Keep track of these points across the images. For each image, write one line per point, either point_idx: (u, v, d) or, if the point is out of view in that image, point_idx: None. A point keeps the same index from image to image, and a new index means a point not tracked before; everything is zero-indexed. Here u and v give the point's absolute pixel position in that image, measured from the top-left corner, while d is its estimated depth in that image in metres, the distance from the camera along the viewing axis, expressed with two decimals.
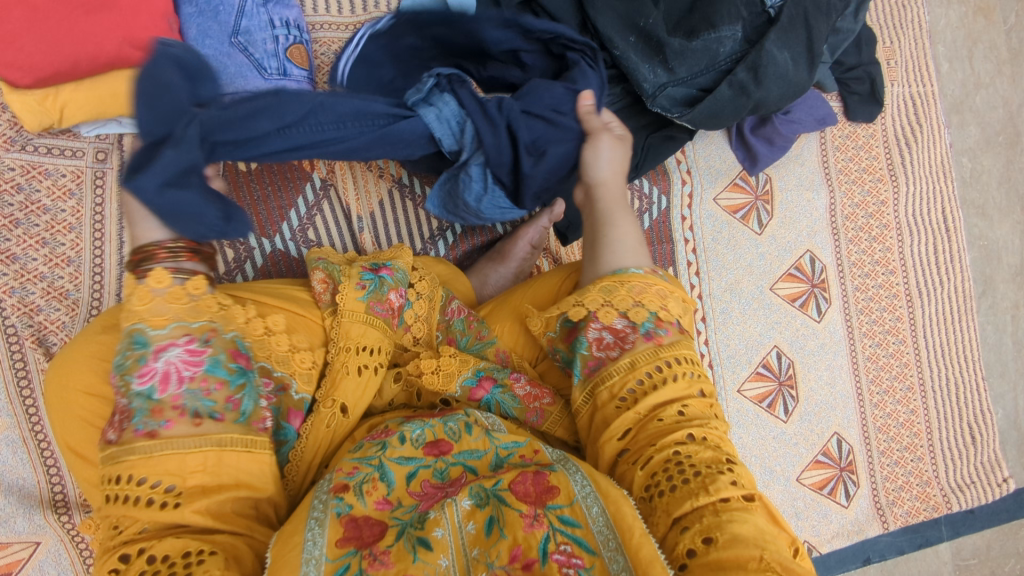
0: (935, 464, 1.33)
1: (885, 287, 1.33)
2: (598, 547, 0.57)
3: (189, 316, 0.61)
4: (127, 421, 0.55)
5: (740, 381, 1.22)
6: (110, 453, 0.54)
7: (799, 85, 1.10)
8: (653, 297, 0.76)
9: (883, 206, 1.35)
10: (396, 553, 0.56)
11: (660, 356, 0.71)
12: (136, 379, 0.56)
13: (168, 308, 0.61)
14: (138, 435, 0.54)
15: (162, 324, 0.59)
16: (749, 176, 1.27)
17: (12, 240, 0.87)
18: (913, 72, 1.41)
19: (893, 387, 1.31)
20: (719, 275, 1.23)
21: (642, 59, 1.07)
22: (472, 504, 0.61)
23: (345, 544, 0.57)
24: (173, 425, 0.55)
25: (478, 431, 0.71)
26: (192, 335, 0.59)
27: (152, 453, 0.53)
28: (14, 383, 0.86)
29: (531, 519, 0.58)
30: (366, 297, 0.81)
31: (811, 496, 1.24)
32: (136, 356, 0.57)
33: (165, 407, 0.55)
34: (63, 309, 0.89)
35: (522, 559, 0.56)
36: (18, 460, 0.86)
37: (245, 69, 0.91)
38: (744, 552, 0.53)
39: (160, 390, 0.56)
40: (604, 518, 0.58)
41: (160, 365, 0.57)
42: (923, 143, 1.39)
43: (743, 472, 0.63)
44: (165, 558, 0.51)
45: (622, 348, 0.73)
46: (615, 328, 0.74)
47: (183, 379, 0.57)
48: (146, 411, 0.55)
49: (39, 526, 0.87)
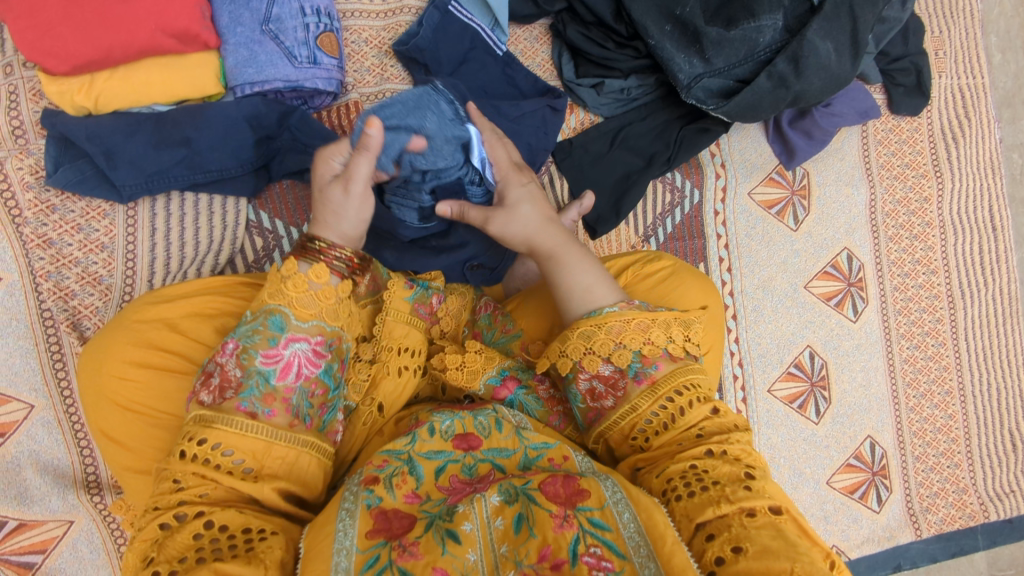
0: (972, 471, 1.29)
1: (926, 287, 1.28)
2: (628, 552, 0.55)
3: (327, 318, 0.68)
4: (235, 393, 0.62)
5: (770, 381, 1.19)
6: (202, 415, 0.61)
7: (842, 78, 1.06)
8: (635, 335, 0.73)
9: (927, 203, 1.30)
10: (425, 545, 0.56)
11: (661, 395, 0.69)
12: (262, 357, 0.63)
13: (315, 304, 0.67)
14: (240, 409, 0.61)
15: (305, 317, 0.66)
16: (786, 171, 1.23)
17: (49, 225, 0.89)
18: (963, 63, 1.35)
19: (931, 391, 1.27)
20: (752, 272, 1.20)
21: (678, 49, 1.05)
22: (501, 500, 0.60)
23: (375, 536, 0.57)
24: (272, 415, 0.62)
25: (509, 429, 0.71)
26: (324, 336, 0.67)
27: (246, 432, 0.60)
28: (50, 364, 0.88)
29: (561, 519, 0.57)
30: (412, 297, 0.84)
31: (842, 500, 1.21)
32: (268, 334, 0.65)
33: (277, 395, 0.63)
34: (96, 294, 0.90)
35: (552, 558, 0.54)
36: (53, 441, 0.88)
37: (276, 57, 0.92)
38: (774, 564, 0.51)
39: (279, 377, 0.63)
40: (635, 523, 0.57)
41: (287, 354, 0.64)
42: (970, 137, 1.34)
43: (766, 486, 0.61)
44: (222, 528, 0.55)
45: (616, 395, 0.72)
46: (604, 375, 0.73)
47: (300, 375, 0.65)
48: (258, 393, 0.62)
49: (72, 505, 0.88)
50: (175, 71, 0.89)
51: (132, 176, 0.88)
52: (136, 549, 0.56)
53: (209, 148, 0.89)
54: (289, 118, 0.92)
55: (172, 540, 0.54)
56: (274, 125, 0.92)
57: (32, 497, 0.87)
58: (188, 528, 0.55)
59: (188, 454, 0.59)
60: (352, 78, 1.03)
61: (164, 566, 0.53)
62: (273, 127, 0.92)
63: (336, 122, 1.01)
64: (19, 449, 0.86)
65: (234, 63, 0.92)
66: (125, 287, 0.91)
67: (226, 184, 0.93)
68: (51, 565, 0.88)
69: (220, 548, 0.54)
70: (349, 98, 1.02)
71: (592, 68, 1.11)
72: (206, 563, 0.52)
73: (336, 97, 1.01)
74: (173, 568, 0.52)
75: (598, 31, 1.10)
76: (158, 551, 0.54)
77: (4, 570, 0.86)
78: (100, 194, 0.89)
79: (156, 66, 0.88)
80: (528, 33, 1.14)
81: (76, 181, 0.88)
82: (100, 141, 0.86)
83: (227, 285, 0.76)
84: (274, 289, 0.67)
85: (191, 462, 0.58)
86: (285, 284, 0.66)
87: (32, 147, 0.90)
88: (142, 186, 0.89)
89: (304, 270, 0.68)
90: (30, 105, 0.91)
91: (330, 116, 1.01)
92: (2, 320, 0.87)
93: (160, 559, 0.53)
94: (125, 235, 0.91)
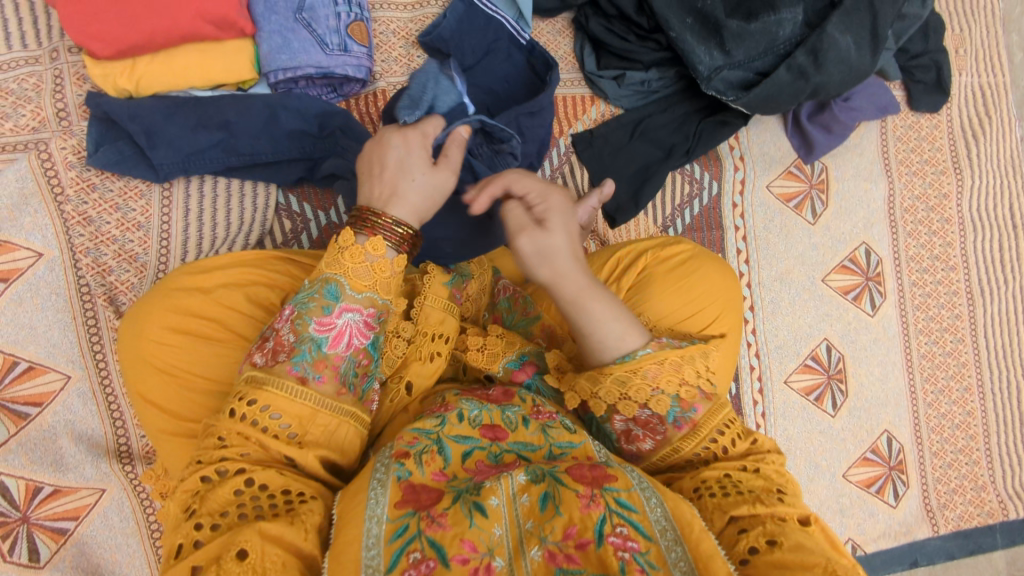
0: (991, 469, 1.28)
1: (944, 284, 1.29)
2: (654, 534, 0.55)
3: (380, 291, 0.69)
4: (288, 355, 0.64)
5: (787, 373, 1.19)
6: (256, 378, 0.62)
7: (862, 72, 1.07)
8: (671, 377, 0.70)
9: (946, 199, 1.30)
10: (453, 516, 0.56)
11: (703, 436, 0.68)
12: (315, 324, 0.65)
13: (370, 276, 0.69)
14: (291, 373, 0.63)
15: (360, 289, 0.68)
16: (804, 165, 1.25)
17: (89, 203, 0.93)
18: (984, 61, 1.35)
19: (950, 387, 1.27)
20: (769, 264, 1.21)
21: (698, 41, 1.07)
22: (527, 479, 0.60)
23: (403, 506, 0.57)
24: (322, 382, 0.64)
25: (536, 426, 0.70)
26: (375, 308, 0.69)
27: (295, 397, 0.62)
28: (86, 337, 0.91)
29: (588, 499, 0.57)
30: (451, 284, 0.86)
31: (858, 493, 1.21)
32: (323, 302, 0.66)
33: (327, 360, 0.65)
34: (132, 271, 0.94)
35: (578, 537, 0.55)
36: (88, 412, 0.91)
37: (308, 44, 0.95)
38: (807, 560, 0.52)
39: (330, 345, 0.65)
40: (661, 509, 0.58)
41: (340, 322, 0.66)
42: (990, 135, 1.34)
43: (794, 501, 0.61)
44: (263, 488, 0.57)
45: (655, 438, 0.69)
46: (641, 420, 0.70)
47: (350, 345, 0.67)
48: (310, 358, 0.64)
49: (105, 473, 0.91)
50: (212, 57, 0.93)
51: (168, 155, 0.92)
52: (177, 497, 0.58)
53: (247, 134, 0.94)
54: (329, 119, 0.94)
55: (213, 493, 0.56)
56: (309, 122, 0.95)
57: (68, 465, 0.89)
58: (229, 484, 0.56)
59: (239, 415, 0.60)
60: (380, 68, 1.06)
61: (207, 519, 0.54)
62: (307, 122, 0.95)
63: (363, 109, 1.04)
64: (56, 419, 0.89)
65: (269, 49, 0.95)
66: (159, 265, 0.95)
67: (259, 174, 0.97)
68: (84, 531, 0.90)
69: (261, 506, 0.55)
70: (377, 87, 1.05)
71: (613, 60, 1.14)
72: (250, 520, 0.53)
73: (364, 85, 1.04)
74: (216, 522, 0.54)
75: (621, 23, 1.12)
76: (200, 502, 0.56)
77: (38, 536, 0.88)
78: (138, 171, 0.93)
79: (194, 52, 0.92)
80: (551, 26, 1.17)
81: (115, 160, 0.92)
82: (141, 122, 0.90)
83: (263, 259, 0.79)
84: (334, 259, 0.68)
85: (240, 424, 0.60)
86: (342, 254, 0.68)
87: (75, 128, 0.94)
88: (179, 165, 0.93)
89: (362, 241, 0.69)
90: (73, 88, 0.96)
91: (358, 103, 1.04)
92: (42, 293, 0.90)
93: (202, 511, 0.55)
94: (160, 215, 0.95)
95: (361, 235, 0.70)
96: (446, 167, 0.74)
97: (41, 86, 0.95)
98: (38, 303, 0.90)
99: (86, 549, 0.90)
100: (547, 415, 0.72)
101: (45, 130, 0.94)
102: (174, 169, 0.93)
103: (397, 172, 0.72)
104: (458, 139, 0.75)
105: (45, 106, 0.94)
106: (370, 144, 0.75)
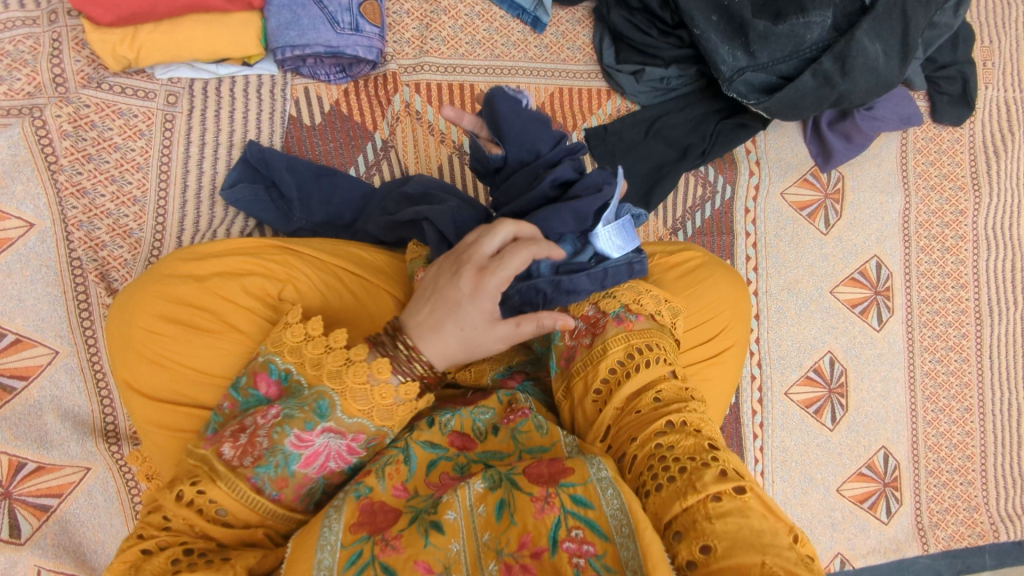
0: (986, 490, 1.27)
1: (953, 302, 1.26)
2: (611, 532, 0.51)
3: (378, 420, 0.60)
4: (253, 462, 0.56)
5: (788, 384, 1.18)
6: (212, 467, 0.57)
7: (889, 82, 1.03)
8: (627, 291, 0.74)
9: (962, 216, 1.27)
10: (407, 538, 0.53)
11: (631, 342, 0.69)
12: (293, 438, 0.57)
13: (366, 399, 0.59)
14: (250, 483, 0.56)
15: (352, 412, 0.59)
16: (821, 173, 1.22)
17: (84, 174, 0.91)
18: (1012, 75, 1.31)
19: (950, 406, 1.25)
20: (778, 273, 1.18)
21: (722, 40, 1.03)
22: (484, 486, 0.58)
23: (358, 530, 0.54)
24: (282, 498, 0.58)
25: (506, 432, 0.67)
26: (364, 434, 0.60)
27: (242, 501, 0.56)
28: (76, 312, 0.89)
29: (542, 502, 0.54)
30: None
31: (850, 508, 1.20)
32: (309, 416, 0.58)
33: (290, 479, 0.57)
34: (126, 247, 0.91)
35: (532, 546, 0.52)
36: (75, 388, 0.89)
37: (318, 22, 0.92)
38: (741, 559, 0.45)
39: (301, 466, 0.58)
40: (617, 501, 0.52)
41: (321, 446, 0.58)
42: (1014, 151, 1.30)
43: (729, 459, 0.55)
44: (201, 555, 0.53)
45: (594, 333, 0.72)
46: (587, 316, 0.74)
47: (324, 467, 0.59)
48: (273, 474, 0.57)
49: (90, 452, 0.89)
50: (218, 29, 0.90)
51: (305, 216, 0.91)
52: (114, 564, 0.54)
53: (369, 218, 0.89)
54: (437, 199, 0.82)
55: (149, 563, 0.53)
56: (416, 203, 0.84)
57: (52, 442, 0.87)
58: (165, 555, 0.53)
59: (184, 497, 0.55)
60: (391, 48, 1.03)
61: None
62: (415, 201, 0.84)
63: (372, 91, 1.01)
64: (41, 394, 0.87)
65: (277, 24, 0.92)
66: (153, 242, 0.92)
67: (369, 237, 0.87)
68: (66, 509, 0.87)
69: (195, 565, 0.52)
70: (388, 69, 1.02)
71: (633, 54, 1.09)
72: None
73: (375, 67, 1.01)
74: None
75: (643, 17, 1.08)
76: (135, 572, 0.52)
77: (20, 512, 0.86)
78: (266, 215, 0.91)
79: (200, 24, 0.89)
80: (571, 15, 1.13)
81: (248, 199, 0.91)
82: (263, 153, 0.92)
83: (260, 248, 0.76)
84: (337, 366, 0.60)
85: (185, 508, 0.55)
86: (348, 366, 0.60)
87: (71, 96, 0.91)
88: (310, 228, 0.92)
89: (370, 360, 0.61)
90: (71, 53, 0.93)
91: (367, 85, 1.01)
92: (32, 265, 0.87)
93: None
94: (157, 190, 0.93)
95: (394, 371, 0.61)
96: (504, 330, 0.62)
97: (38, 49, 0.92)
98: (28, 275, 0.87)
99: (69, 527, 0.87)
100: (518, 415, 0.67)
101: (40, 96, 0.91)
102: (305, 230, 0.91)
103: (447, 313, 0.61)
104: (540, 320, 0.62)
105: (41, 70, 0.91)
106: (450, 264, 0.64)
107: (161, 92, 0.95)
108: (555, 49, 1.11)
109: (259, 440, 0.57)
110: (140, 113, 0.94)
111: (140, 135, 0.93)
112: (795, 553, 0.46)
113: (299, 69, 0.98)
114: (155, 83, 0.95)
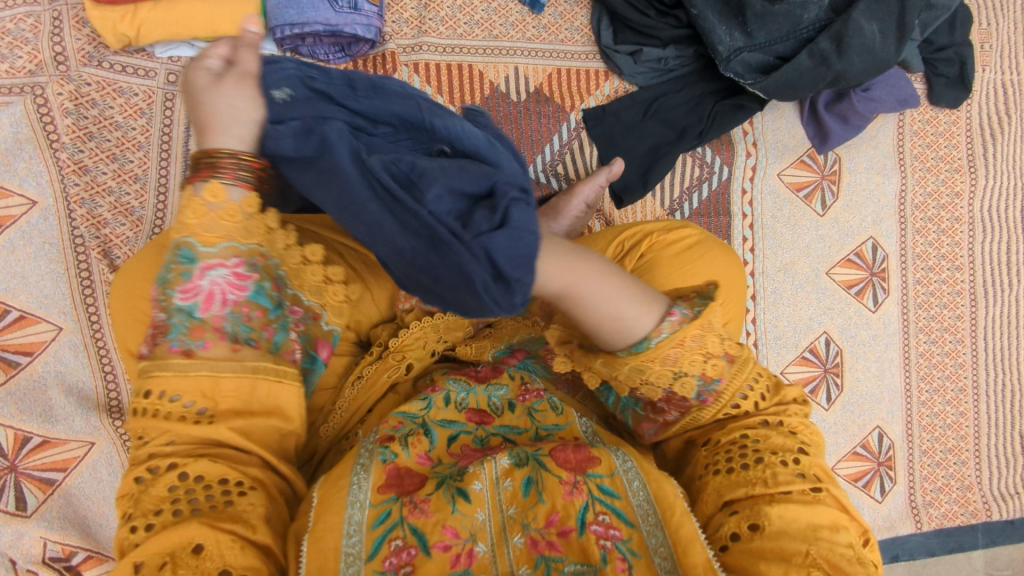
0: (979, 470, 1.28)
1: (948, 284, 1.27)
2: (637, 520, 0.54)
3: (240, 236, 0.53)
4: (162, 336, 0.51)
5: (784, 364, 1.19)
6: (142, 366, 0.51)
7: (886, 61, 1.03)
8: (694, 355, 0.60)
9: (957, 198, 1.28)
10: (436, 502, 0.54)
11: (725, 402, 0.61)
12: (179, 294, 0.51)
13: (219, 224, 0.53)
14: (173, 351, 0.51)
15: (214, 241, 0.52)
16: (818, 154, 1.22)
17: (86, 151, 0.92)
18: (1010, 58, 1.32)
19: (945, 387, 1.27)
20: (774, 254, 1.19)
21: (720, 20, 1.05)
22: (511, 462, 0.58)
23: (386, 491, 0.55)
24: (209, 347, 0.51)
25: (522, 410, 0.68)
26: (243, 256, 0.53)
27: (188, 371, 0.51)
28: (79, 289, 0.90)
29: (571, 486, 0.55)
30: None
31: (845, 487, 1.21)
32: (181, 269, 0.52)
33: (205, 326, 0.52)
34: (128, 225, 0.92)
35: (560, 525, 0.53)
36: (79, 364, 0.90)
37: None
38: (789, 545, 0.50)
39: (202, 309, 0.52)
40: (644, 493, 0.55)
41: (206, 284, 0.52)
42: (1011, 134, 1.30)
43: (813, 463, 0.57)
44: (199, 478, 0.50)
45: (681, 412, 0.62)
46: (664, 395, 0.62)
47: (228, 303, 0.53)
48: (184, 328, 0.51)
49: (94, 427, 0.90)
50: (217, 7, 0.90)
51: None
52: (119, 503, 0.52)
53: None
54: None
55: (147, 493, 0.50)
56: None
57: (57, 416, 0.88)
58: (164, 481, 0.50)
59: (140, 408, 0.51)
60: (390, 28, 1.04)
61: (140, 520, 0.48)
62: None
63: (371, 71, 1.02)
64: (45, 369, 0.88)
65: (276, 3, 0.92)
66: (154, 220, 0.93)
67: None
68: (71, 483, 0.88)
69: (199, 498, 0.50)
70: (387, 48, 1.03)
71: (631, 34, 1.09)
72: (189, 516, 0.48)
73: (374, 46, 1.02)
74: (152, 522, 0.48)
75: None
76: (134, 506, 0.50)
77: (26, 485, 0.87)
78: None
79: (200, 3, 0.90)
80: None
81: None
82: None
83: None
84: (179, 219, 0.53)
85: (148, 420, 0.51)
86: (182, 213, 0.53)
87: (73, 74, 0.92)
88: None
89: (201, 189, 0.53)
90: (72, 31, 0.93)
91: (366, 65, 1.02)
92: (34, 241, 0.89)
93: (135, 513, 0.49)
94: (158, 168, 0.94)
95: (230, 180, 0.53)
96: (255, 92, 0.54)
97: (39, 28, 0.92)
98: (31, 252, 0.88)
99: (74, 501, 0.88)
100: (533, 395, 0.70)
101: (42, 74, 0.91)
102: None
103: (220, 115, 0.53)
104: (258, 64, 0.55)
105: (43, 48, 0.92)
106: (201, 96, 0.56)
107: (161, 71, 0.95)
108: (553, 30, 1.12)
109: (157, 308, 0.52)
110: (141, 92, 0.94)
111: (141, 114, 0.94)
112: (851, 551, 0.51)
113: (299, 48, 0.99)
114: (155, 62, 0.95)
